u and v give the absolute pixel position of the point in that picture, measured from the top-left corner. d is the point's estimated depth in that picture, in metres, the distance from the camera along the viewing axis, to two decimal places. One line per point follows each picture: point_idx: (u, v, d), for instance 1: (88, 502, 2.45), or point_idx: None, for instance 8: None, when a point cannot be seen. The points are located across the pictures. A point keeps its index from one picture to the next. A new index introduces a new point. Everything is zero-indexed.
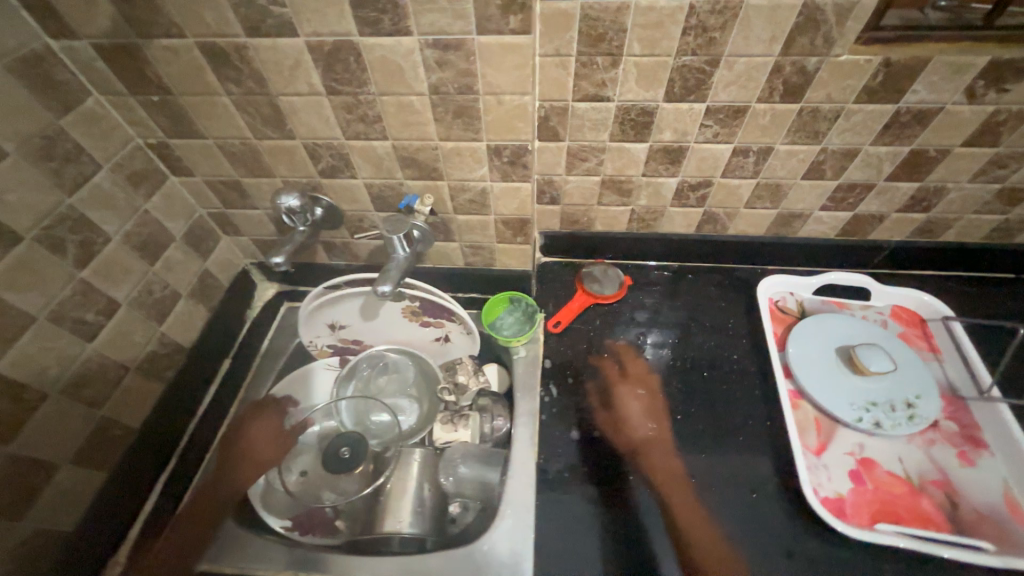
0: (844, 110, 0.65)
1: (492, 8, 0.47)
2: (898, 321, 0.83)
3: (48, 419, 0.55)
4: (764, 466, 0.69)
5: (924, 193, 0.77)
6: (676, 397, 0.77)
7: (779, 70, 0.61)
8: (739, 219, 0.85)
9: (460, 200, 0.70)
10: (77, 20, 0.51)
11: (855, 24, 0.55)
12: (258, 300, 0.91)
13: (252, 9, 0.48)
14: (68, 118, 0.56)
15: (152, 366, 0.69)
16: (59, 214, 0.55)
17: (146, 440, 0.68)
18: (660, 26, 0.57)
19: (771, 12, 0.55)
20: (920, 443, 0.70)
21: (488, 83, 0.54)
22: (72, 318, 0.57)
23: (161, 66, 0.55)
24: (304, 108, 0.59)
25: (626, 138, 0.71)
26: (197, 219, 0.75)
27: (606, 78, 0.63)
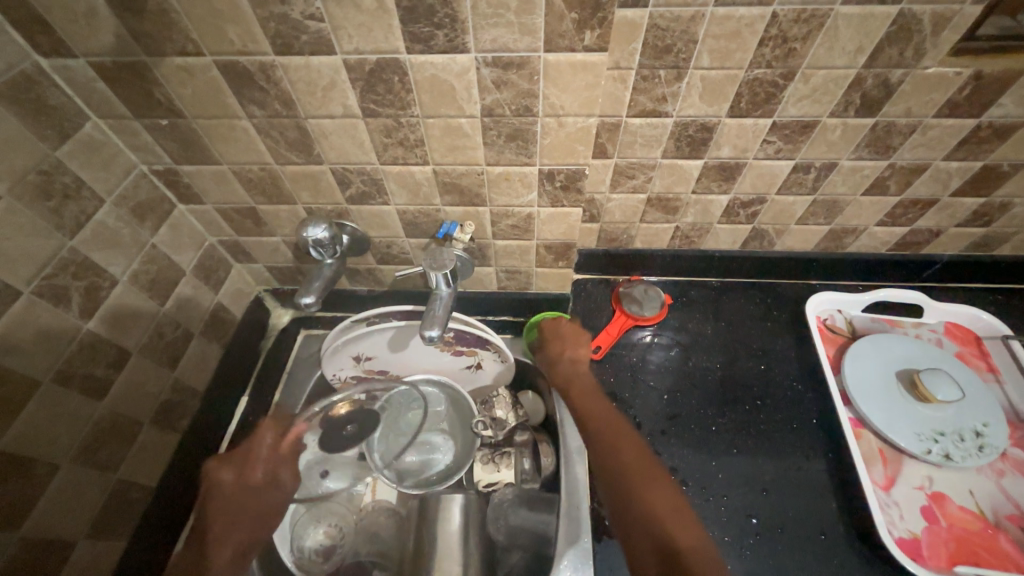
0: (921, 124, 0.60)
1: (567, 22, 0.41)
2: (954, 339, 0.79)
3: (61, 493, 0.49)
4: (829, 504, 0.66)
5: (987, 209, 0.72)
6: (729, 431, 0.73)
7: (859, 83, 0.55)
8: (788, 235, 0.80)
9: (502, 225, 0.64)
10: (74, 36, 0.43)
11: (952, 33, 0.50)
12: (272, 330, 0.84)
13: (285, 24, 0.42)
14: (66, 147, 0.48)
15: (166, 417, 0.62)
16: (60, 260, 0.48)
17: (164, 499, 0.62)
18: (736, 36, 0.51)
19: (862, 22, 0.49)
20: (990, 474, 0.66)
21: (551, 104, 0.48)
22: (80, 374, 0.51)
23: (173, 87, 0.48)
24: (336, 132, 0.52)
25: (680, 155, 0.66)
26: (207, 248, 0.68)
27: (668, 92, 0.57)
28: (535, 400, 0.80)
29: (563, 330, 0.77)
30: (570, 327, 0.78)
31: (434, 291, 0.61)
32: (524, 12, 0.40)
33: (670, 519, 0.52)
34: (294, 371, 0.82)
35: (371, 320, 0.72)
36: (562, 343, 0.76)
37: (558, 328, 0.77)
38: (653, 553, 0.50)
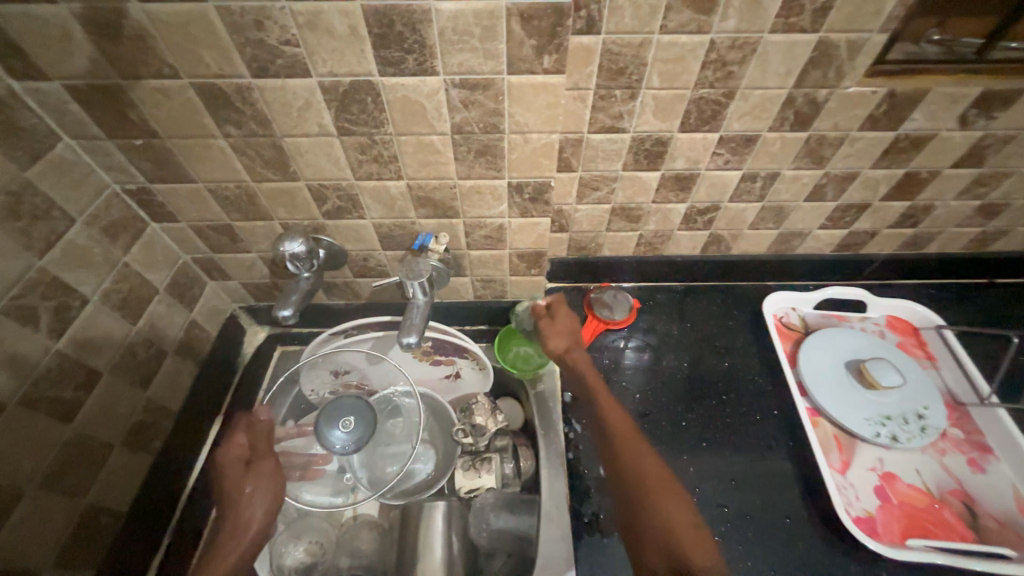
0: (848, 137, 0.67)
1: (527, 48, 0.45)
2: (895, 330, 0.86)
3: (27, 520, 0.48)
4: (791, 488, 0.71)
5: (913, 211, 0.80)
6: (697, 425, 0.77)
7: (791, 101, 0.62)
8: (743, 239, 0.86)
9: (475, 236, 0.67)
10: (48, 60, 0.44)
11: (865, 58, 0.58)
12: (247, 347, 0.83)
13: (261, 49, 0.44)
14: (36, 168, 0.49)
15: (138, 438, 0.61)
16: (29, 281, 0.48)
17: (135, 523, 0.60)
18: (681, 60, 0.57)
19: (789, 48, 0.56)
20: (933, 453, 0.72)
21: (516, 121, 0.51)
22: (48, 396, 0.50)
23: (149, 109, 0.49)
24: (312, 149, 0.54)
25: (639, 168, 0.71)
26: (180, 266, 0.68)
27: (624, 110, 0.62)
28: (514, 406, 0.83)
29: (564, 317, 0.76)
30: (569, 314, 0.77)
31: (410, 300, 0.63)
32: (488, 39, 0.44)
33: (682, 528, 0.55)
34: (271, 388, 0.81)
35: (349, 332, 0.79)
36: (562, 329, 0.75)
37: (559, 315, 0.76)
38: (663, 560, 0.53)
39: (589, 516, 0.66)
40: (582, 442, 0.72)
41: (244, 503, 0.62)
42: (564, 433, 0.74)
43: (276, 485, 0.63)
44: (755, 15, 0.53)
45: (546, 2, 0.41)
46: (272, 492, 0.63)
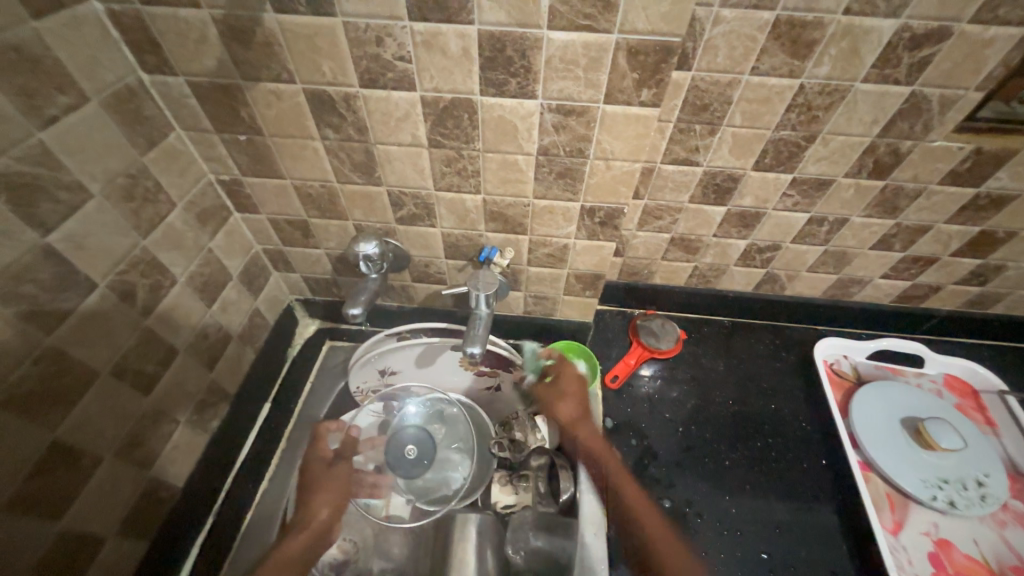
0: (925, 189, 0.66)
1: (628, 80, 0.46)
2: (953, 390, 0.83)
3: (100, 487, 0.49)
4: (839, 543, 0.68)
5: (984, 269, 0.78)
6: (741, 466, 0.75)
7: (872, 150, 0.62)
8: (799, 281, 0.85)
9: (538, 254, 0.68)
10: (180, 57, 0.48)
11: (956, 114, 0.57)
12: (298, 338, 0.86)
13: (376, 62, 0.47)
14: (151, 155, 0.52)
15: (200, 417, 0.63)
16: (132, 258, 0.51)
17: (187, 500, 0.62)
18: (766, 101, 0.57)
19: (878, 98, 0.56)
20: (993, 524, 0.69)
21: (602, 148, 0.53)
22: (133, 370, 0.52)
23: (259, 108, 0.52)
24: (400, 157, 0.56)
25: (706, 202, 0.71)
26: (253, 255, 0.71)
27: (701, 144, 0.63)
28: None
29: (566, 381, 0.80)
30: (574, 384, 0.79)
31: (472, 311, 0.64)
32: (591, 69, 0.45)
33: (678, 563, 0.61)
34: (318, 381, 0.83)
35: (404, 336, 0.78)
36: (564, 403, 0.77)
37: (561, 392, 0.78)
38: None
39: (626, 547, 0.67)
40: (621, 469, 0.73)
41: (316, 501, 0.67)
42: None
43: (344, 485, 0.69)
44: (850, 64, 0.53)
45: (656, 39, 0.43)
46: (338, 492, 0.68)
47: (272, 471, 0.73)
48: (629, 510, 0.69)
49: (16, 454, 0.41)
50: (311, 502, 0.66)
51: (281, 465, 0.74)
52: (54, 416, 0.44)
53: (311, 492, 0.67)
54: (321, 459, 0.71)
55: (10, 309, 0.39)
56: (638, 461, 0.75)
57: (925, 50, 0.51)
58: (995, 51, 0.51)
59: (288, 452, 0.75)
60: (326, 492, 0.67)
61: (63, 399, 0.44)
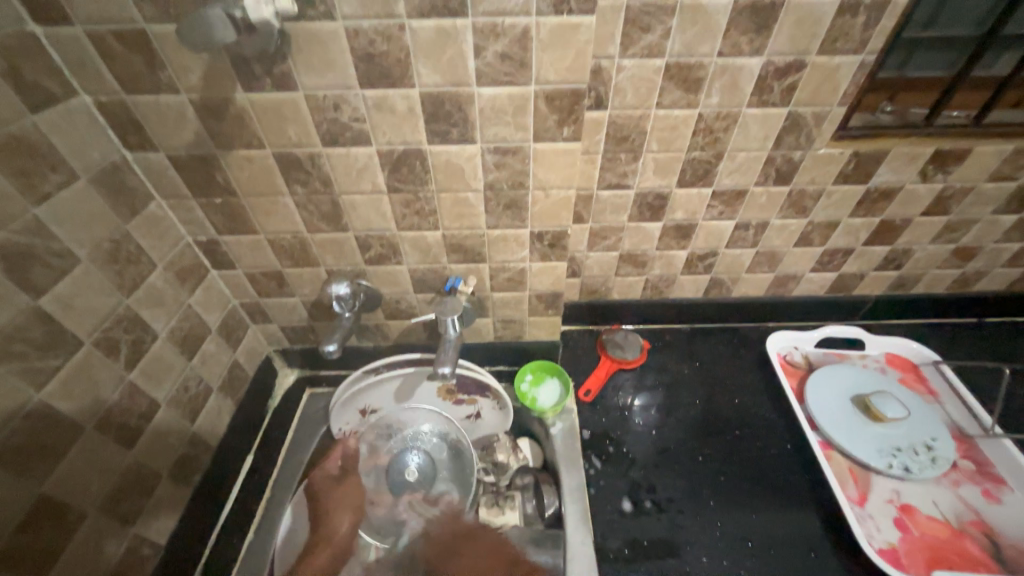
0: (824, 190, 0.77)
1: (550, 121, 0.55)
2: (895, 366, 0.90)
3: (84, 545, 0.50)
4: (812, 520, 0.72)
5: (895, 254, 0.88)
6: (714, 460, 0.79)
7: (771, 161, 0.72)
8: (742, 282, 0.93)
9: (498, 279, 0.74)
10: (160, 134, 0.55)
11: (830, 126, 0.68)
12: (278, 388, 0.88)
13: (335, 125, 0.54)
14: (134, 222, 0.57)
15: (182, 471, 0.64)
16: (116, 316, 0.54)
17: (170, 559, 0.62)
18: (675, 129, 0.68)
19: (764, 119, 0.67)
20: (947, 484, 0.74)
21: (539, 179, 0.61)
22: (116, 424, 0.54)
23: (233, 172, 0.59)
24: (364, 205, 0.63)
25: (643, 219, 0.80)
26: (231, 310, 0.75)
27: (628, 169, 0.72)
28: (535, 446, 0.85)
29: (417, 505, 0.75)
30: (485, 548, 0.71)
31: (442, 336, 0.69)
32: (519, 115, 0.54)
33: None
34: (300, 428, 0.84)
35: (379, 370, 0.80)
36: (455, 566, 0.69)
37: (467, 546, 0.71)
38: None
39: (615, 551, 0.69)
40: (602, 477, 0.77)
41: (330, 517, 0.74)
42: (585, 470, 0.78)
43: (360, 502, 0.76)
44: (733, 94, 0.64)
45: (566, 87, 0.52)
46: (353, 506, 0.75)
47: (256, 523, 0.74)
48: (613, 516, 0.72)
49: (5, 508, 0.42)
50: (330, 519, 0.74)
51: (264, 517, 0.74)
52: (40, 470, 0.46)
53: (335, 505, 0.75)
54: (328, 475, 0.78)
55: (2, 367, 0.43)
56: (617, 466, 0.78)
57: (789, 78, 0.63)
58: (845, 74, 0.63)
59: (271, 502, 0.76)
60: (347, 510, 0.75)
61: (50, 453, 0.47)
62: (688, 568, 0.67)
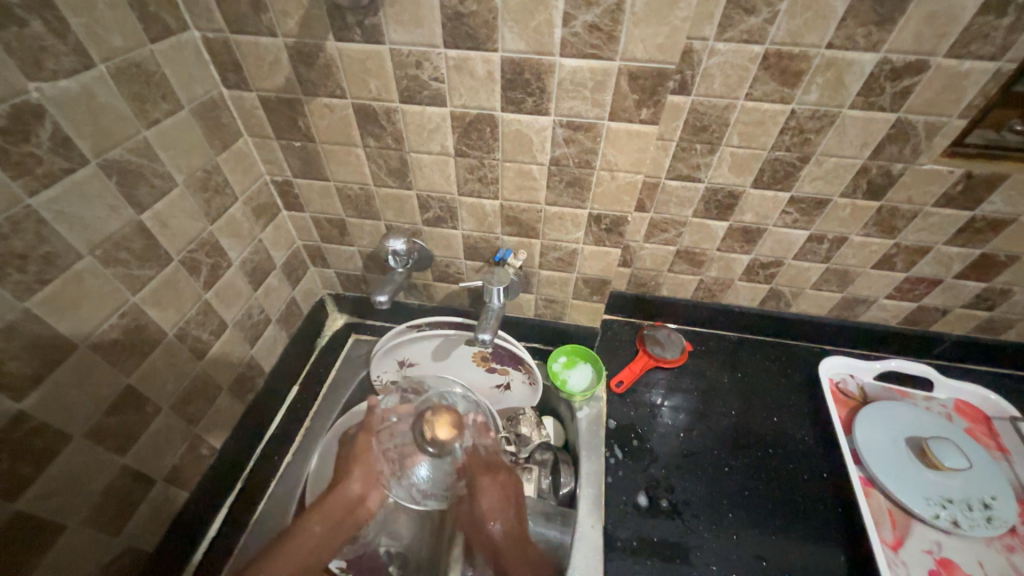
0: (921, 211, 0.69)
1: (629, 100, 0.53)
2: (963, 415, 0.82)
3: (156, 434, 0.57)
4: (837, 552, 0.69)
5: (990, 293, 0.79)
6: (741, 472, 0.77)
7: (865, 171, 0.66)
8: (803, 298, 0.88)
9: (549, 257, 0.74)
10: (255, 75, 0.58)
11: (943, 139, 0.61)
12: (327, 330, 0.94)
13: (414, 82, 0.55)
14: (224, 155, 0.62)
15: (239, 387, 0.71)
16: (201, 240, 0.60)
17: (221, 462, 0.69)
18: (762, 124, 0.63)
19: (866, 123, 0.61)
20: (999, 547, 0.67)
21: (607, 160, 0.59)
22: (191, 335, 0.60)
23: (315, 119, 0.62)
24: (430, 165, 0.64)
25: (709, 216, 0.76)
26: (295, 250, 0.80)
27: (702, 162, 0.69)
28: (557, 427, 0.87)
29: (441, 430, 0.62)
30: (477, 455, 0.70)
31: (487, 304, 0.71)
32: (598, 91, 0.53)
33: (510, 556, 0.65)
34: (342, 370, 0.90)
35: (421, 327, 0.82)
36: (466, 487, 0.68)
37: (487, 478, 0.67)
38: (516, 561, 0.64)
39: (623, 541, 0.69)
40: (621, 468, 0.77)
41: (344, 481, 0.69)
42: (606, 458, 0.78)
43: (373, 464, 0.69)
44: (836, 92, 0.58)
45: (653, 66, 0.50)
46: (371, 474, 0.69)
47: (295, 446, 0.80)
48: (626, 507, 0.72)
49: (100, 391, 0.49)
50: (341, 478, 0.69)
51: (304, 442, 0.80)
52: (129, 364, 0.52)
53: (346, 461, 0.71)
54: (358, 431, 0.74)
55: (108, 268, 0.48)
56: (638, 461, 0.78)
57: (905, 81, 0.56)
58: (974, 82, 0.55)
59: (312, 428, 0.82)
60: (357, 466, 0.69)
61: (138, 350, 0.53)
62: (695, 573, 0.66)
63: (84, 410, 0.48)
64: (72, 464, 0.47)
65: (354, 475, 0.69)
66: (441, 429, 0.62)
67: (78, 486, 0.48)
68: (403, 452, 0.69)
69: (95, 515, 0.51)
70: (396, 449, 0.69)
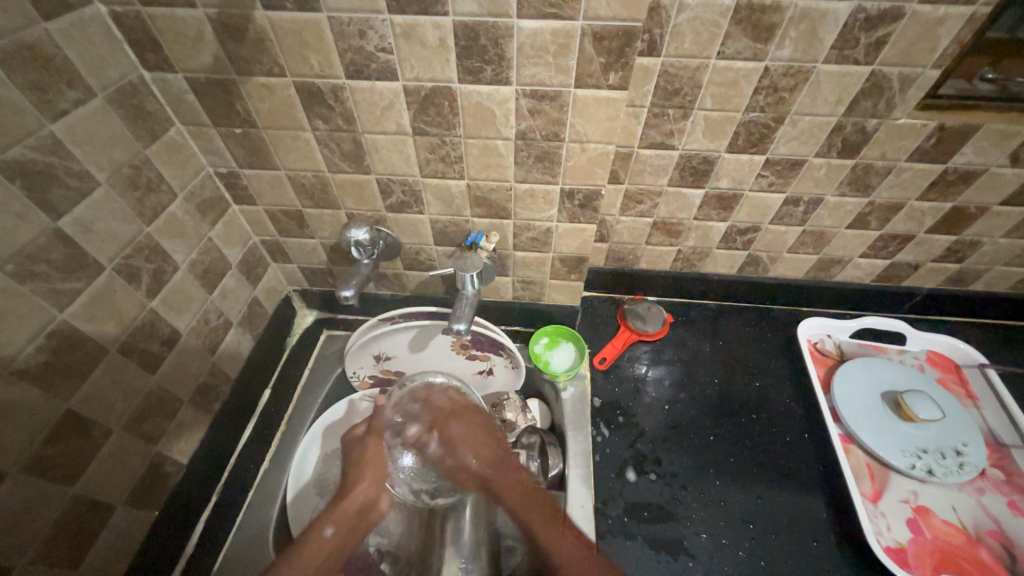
0: (895, 167, 0.68)
1: (595, 64, 0.49)
2: (935, 365, 0.84)
3: (110, 458, 0.53)
4: (820, 509, 0.71)
5: (960, 246, 0.80)
6: (725, 440, 0.78)
7: (840, 129, 0.64)
8: (781, 262, 0.87)
9: (522, 238, 0.70)
10: (178, 54, 0.51)
11: (917, 91, 0.60)
12: (296, 328, 0.89)
13: (360, 54, 0.50)
14: (154, 147, 0.56)
15: (202, 398, 0.67)
16: (137, 243, 0.54)
17: (191, 477, 0.66)
18: (734, 84, 0.60)
19: (841, 78, 0.58)
20: (971, 491, 0.70)
21: (576, 131, 0.55)
22: (139, 349, 0.56)
23: (253, 102, 0.56)
24: (387, 146, 0.59)
25: (684, 185, 0.74)
26: (251, 246, 0.74)
27: (675, 128, 0.66)
28: (543, 408, 0.85)
29: None
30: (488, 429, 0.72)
31: (460, 292, 0.68)
32: (561, 55, 0.49)
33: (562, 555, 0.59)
34: (316, 368, 0.86)
35: (396, 320, 0.78)
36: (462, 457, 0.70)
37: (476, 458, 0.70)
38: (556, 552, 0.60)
39: (614, 517, 0.69)
40: (608, 445, 0.76)
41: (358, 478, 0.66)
42: (592, 436, 0.77)
43: (383, 462, 0.68)
44: (810, 46, 0.56)
45: (618, 24, 0.46)
46: (381, 474, 0.67)
47: (271, 453, 0.78)
48: (614, 483, 0.72)
49: (33, 420, 0.45)
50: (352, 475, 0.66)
51: (279, 449, 0.78)
52: (66, 388, 0.48)
53: (354, 466, 0.67)
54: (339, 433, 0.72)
55: (25, 285, 0.43)
56: (625, 437, 0.78)
57: (880, 30, 0.54)
58: (948, 29, 0.53)
59: (288, 433, 0.80)
60: (368, 470, 0.66)
61: (75, 372, 0.48)
62: (685, 543, 0.67)
63: (17, 441, 0.43)
64: (10, 501, 0.43)
65: (367, 480, 0.66)
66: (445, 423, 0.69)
67: (22, 523, 0.44)
68: (412, 442, 0.71)
69: (48, 551, 0.47)
70: (405, 441, 0.71)
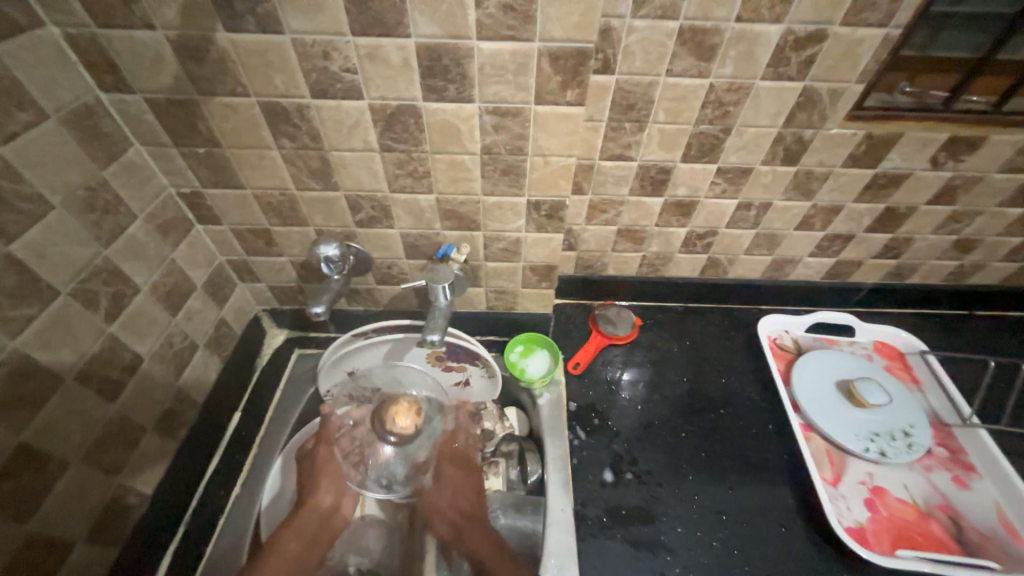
0: (832, 172, 0.74)
1: (553, 83, 0.52)
2: (882, 354, 0.91)
3: (67, 492, 0.51)
4: (787, 496, 0.74)
5: (895, 243, 0.87)
6: (696, 436, 0.81)
7: (781, 139, 0.70)
8: (738, 264, 0.92)
9: (493, 248, 0.72)
10: (137, 75, 0.51)
11: (845, 104, 0.65)
12: (266, 349, 0.87)
13: (324, 75, 0.51)
14: (111, 168, 0.55)
15: (167, 424, 0.64)
16: (95, 267, 0.53)
17: (156, 508, 0.63)
18: (684, 99, 0.65)
19: (778, 93, 0.64)
20: (920, 469, 0.76)
21: (539, 145, 0.58)
22: (98, 376, 0.54)
23: (216, 121, 0.56)
24: (354, 163, 0.60)
25: (645, 193, 0.78)
26: (217, 266, 0.73)
27: (632, 140, 0.70)
28: (521, 416, 0.86)
29: (403, 420, 0.75)
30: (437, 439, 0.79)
31: (433, 304, 0.68)
32: (520, 74, 0.51)
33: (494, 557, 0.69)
34: (288, 388, 0.84)
35: (369, 335, 0.78)
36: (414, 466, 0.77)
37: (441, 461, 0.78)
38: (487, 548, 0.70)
39: (594, 519, 0.70)
40: (585, 448, 0.78)
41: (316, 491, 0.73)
42: (569, 440, 0.79)
43: (339, 472, 0.75)
44: (749, 64, 0.61)
45: (572, 45, 0.49)
46: (338, 484, 0.75)
47: (243, 478, 0.75)
48: (593, 485, 0.74)
49: None
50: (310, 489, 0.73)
51: (253, 471, 0.75)
52: (18, 420, 0.45)
53: (310, 476, 0.74)
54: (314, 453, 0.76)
55: None
56: (601, 439, 0.79)
57: (808, 50, 0.59)
58: (866, 49, 0.59)
59: (260, 456, 0.77)
60: (324, 479, 0.74)
61: (28, 402, 0.46)
62: (663, 539, 0.69)
63: None
64: None
65: (323, 489, 0.74)
66: (402, 419, 0.75)
67: None
68: (367, 449, 0.77)
69: None
70: (360, 448, 0.77)
